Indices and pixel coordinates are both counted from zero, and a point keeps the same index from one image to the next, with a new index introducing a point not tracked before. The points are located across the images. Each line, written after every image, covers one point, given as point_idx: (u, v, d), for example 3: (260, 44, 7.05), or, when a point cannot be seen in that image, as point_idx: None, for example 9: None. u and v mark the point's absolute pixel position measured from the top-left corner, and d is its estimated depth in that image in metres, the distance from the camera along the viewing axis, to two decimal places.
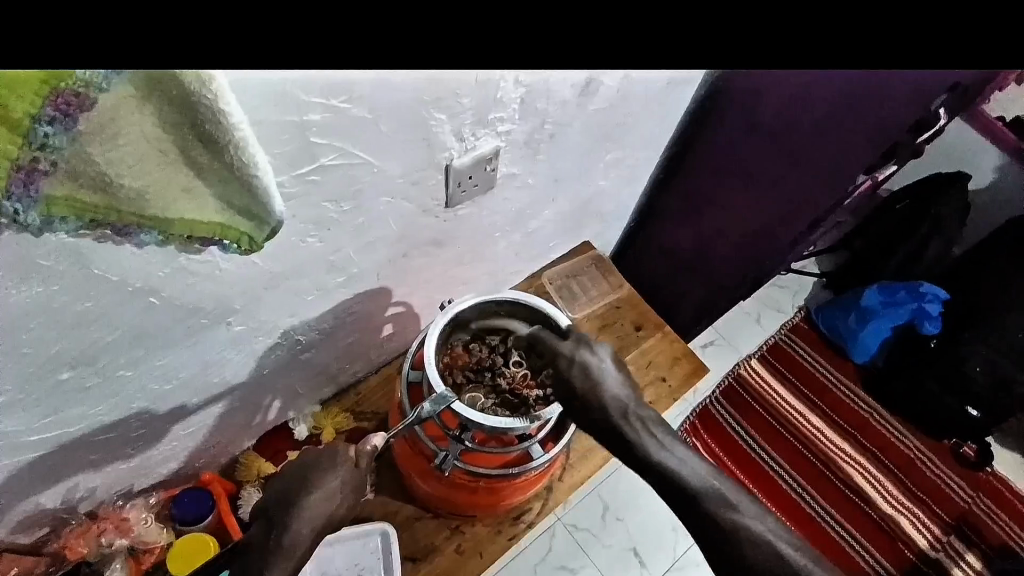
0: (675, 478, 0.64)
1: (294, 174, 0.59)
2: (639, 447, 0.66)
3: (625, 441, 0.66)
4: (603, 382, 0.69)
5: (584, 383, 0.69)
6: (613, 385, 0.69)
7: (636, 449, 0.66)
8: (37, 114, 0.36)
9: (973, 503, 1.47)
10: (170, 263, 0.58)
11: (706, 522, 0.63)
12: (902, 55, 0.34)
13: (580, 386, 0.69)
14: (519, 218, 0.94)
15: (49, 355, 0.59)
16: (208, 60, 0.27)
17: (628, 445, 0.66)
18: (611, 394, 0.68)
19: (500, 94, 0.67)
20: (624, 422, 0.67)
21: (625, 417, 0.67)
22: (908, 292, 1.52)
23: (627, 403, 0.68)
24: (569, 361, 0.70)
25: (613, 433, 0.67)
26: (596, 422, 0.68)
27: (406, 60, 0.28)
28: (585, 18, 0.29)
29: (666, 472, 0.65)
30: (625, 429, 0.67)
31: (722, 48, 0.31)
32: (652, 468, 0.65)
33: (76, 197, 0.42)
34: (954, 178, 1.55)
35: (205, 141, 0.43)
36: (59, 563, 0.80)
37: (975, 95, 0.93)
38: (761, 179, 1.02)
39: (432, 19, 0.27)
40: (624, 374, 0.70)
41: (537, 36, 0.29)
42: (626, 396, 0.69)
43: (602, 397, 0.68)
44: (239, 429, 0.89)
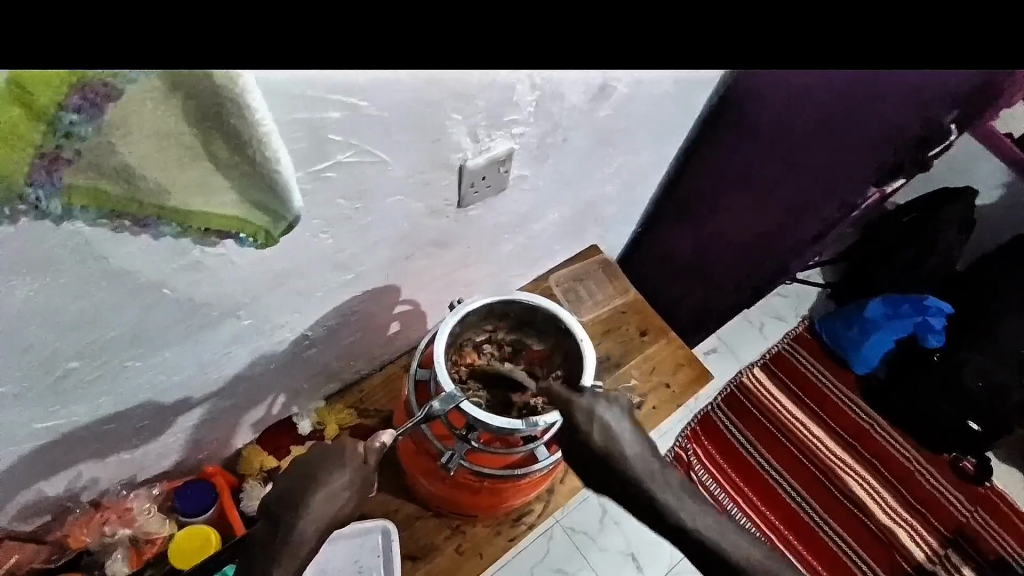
0: (696, 535, 0.67)
1: (308, 171, 0.59)
2: (659, 503, 0.67)
3: (645, 498, 0.68)
4: (621, 441, 0.69)
5: (604, 442, 0.69)
6: (629, 443, 0.70)
7: (659, 509, 0.67)
8: (63, 103, 0.36)
9: (971, 518, 1.47)
10: (183, 256, 0.58)
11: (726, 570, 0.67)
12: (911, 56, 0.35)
13: (600, 445, 0.69)
14: (527, 220, 0.94)
15: (58, 344, 0.59)
16: (245, 61, 0.28)
17: (648, 502, 0.68)
18: (628, 452, 0.69)
19: (515, 97, 0.67)
20: (648, 482, 0.68)
21: (649, 478, 0.68)
22: (912, 305, 1.51)
23: (647, 461, 0.69)
24: (586, 417, 0.70)
25: (635, 491, 0.68)
26: (618, 481, 0.69)
27: (435, 54, 0.29)
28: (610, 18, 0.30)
29: (688, 530, 0.67)
30: (649, 491, 0.67)
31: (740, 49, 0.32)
32: (672, 525, 0.67)
33: (97, 189, 0.43)
34: (959, 193, 1.55)
35: (228, 134, 0.43)
36: (62, 552, 0.80)
37: (985, 112, 0.93)
38: (768, 186, 1.03)
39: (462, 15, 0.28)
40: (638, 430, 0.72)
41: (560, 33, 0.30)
42: (644, 454, 0.70)
43: (624, 459, 0.69)
44: (242, 423, 0.90)
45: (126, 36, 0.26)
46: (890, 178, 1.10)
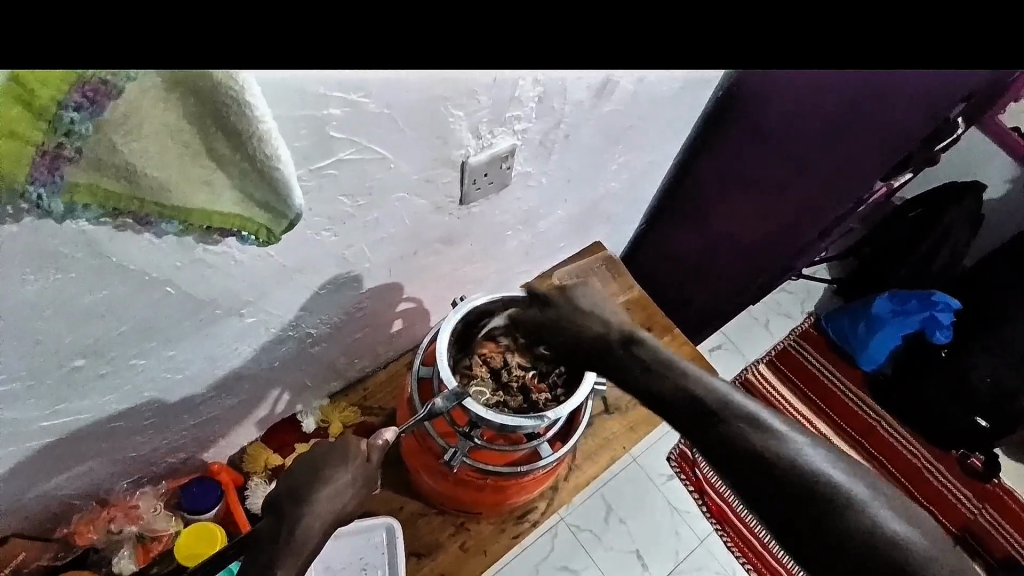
0: (666, 390, 0.65)
1: (310, 168, 0.59)
2: (631, 371, 0.68)
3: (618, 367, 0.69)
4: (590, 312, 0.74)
5: (569, 316, 0.75)
6: (598, 321, 0.73)
7: (619, 366, 0.69)
8: (63, 100, 0.35)
9: (979, 515, 1.46)
10: (186, 254, 0.59)
11: (704, 424, 0.61)
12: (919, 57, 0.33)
13: (567, 319, 0.75)
14: (530, 217, 0.94)
15: (62, 343, 0.59)
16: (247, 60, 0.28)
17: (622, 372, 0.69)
18: (596, 328, 0.73)
19: (517, 93, 0.67)
20: (610, 345, 0.71)
21: (612, 340, 0.71)
22: (919, 301, 1.49)
23: (613, 328, 0.72)
24: (552, 312, 0.76)
25: (599, 354, 0.71)
26: (585, 348, 0.72)
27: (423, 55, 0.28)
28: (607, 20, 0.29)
29: (647, 382, 0.66)
30: (611, 349, 0.70)
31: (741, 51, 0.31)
32: (648, 391, 0.66)
33: (97, 186, 0.42)
34: (970, 187, 1.52)
35: (229, 131, 0.43)
36: (69, 549, 0.80)
37: (994, 104, 0.91)
38: (773, 186, 1.02)
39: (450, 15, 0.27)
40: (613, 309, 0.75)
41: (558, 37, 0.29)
42: (614, 322, 0.73)
43: (588, 325, 0.73)
44: (246, 421, 0.90)
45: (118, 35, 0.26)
46: (898, 172, 1.08)
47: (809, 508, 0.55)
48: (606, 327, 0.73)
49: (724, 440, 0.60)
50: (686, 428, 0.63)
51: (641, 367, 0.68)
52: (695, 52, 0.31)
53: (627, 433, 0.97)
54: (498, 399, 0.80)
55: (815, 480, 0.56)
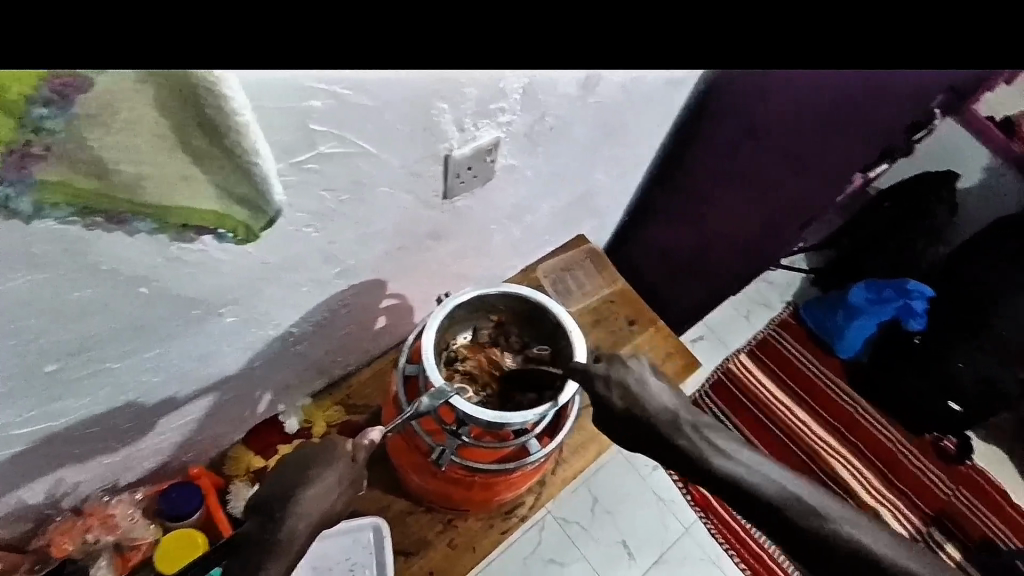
0: (758, 497, 0.62)
1: (291, 162, 0.57)
2: (700, 461, 0.64)
3: (685, 456, 0.65)
4: (651, 393, 0.68)
5: (627, 401, 0.67)
6: (658, 401, 0.67)
7: (699, 465, 0.64)
8: (32, 96, 0.34)
9: (953, 497, 1.50)
10: (161, 253, 0.56)
11: (796, 531, 0.61)
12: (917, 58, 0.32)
13: (620, 402, 0.68)
14: (516, 211, 0.93)
15: (32, 347, 0.56)
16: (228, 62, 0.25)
17: (690, 462, 0.64)
18: (658, 410, 0.67)
19: (502, 86, 0.66)
20: (679, 435, 0.65)
21: (680, 431, 0.66)
22: (894, 290, 1.53)
23: (678, 415, 0.66)
24: (604, 383, 0.68)
25: (670, 447, 0.65)
26: (656, 443, 0.66)
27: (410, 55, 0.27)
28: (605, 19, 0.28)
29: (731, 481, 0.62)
30: (681, 442, 0.65)
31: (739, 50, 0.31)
32: (725, 486, 0.63)
33: (68, 186, 0.41)
34: (943, 178, 1.56)
35: (206, 126, 0.42)
36: (44, 561, 0.77)
37: (969, 96, 0.93)
38: (753, 178, 1.03)
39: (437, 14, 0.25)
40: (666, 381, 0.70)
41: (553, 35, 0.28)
42: (675, 404, 0.68)
43: (653, 413, 0.66)
44: (228, 423, 0.88)
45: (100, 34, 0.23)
46: (876, 164, 1.10)
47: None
48: (670, 410, 0.67)
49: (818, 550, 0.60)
50: (774, 531, 0.62)
51: (709, 456, 0.64)
52: (693, 54, 0.30)
53: None
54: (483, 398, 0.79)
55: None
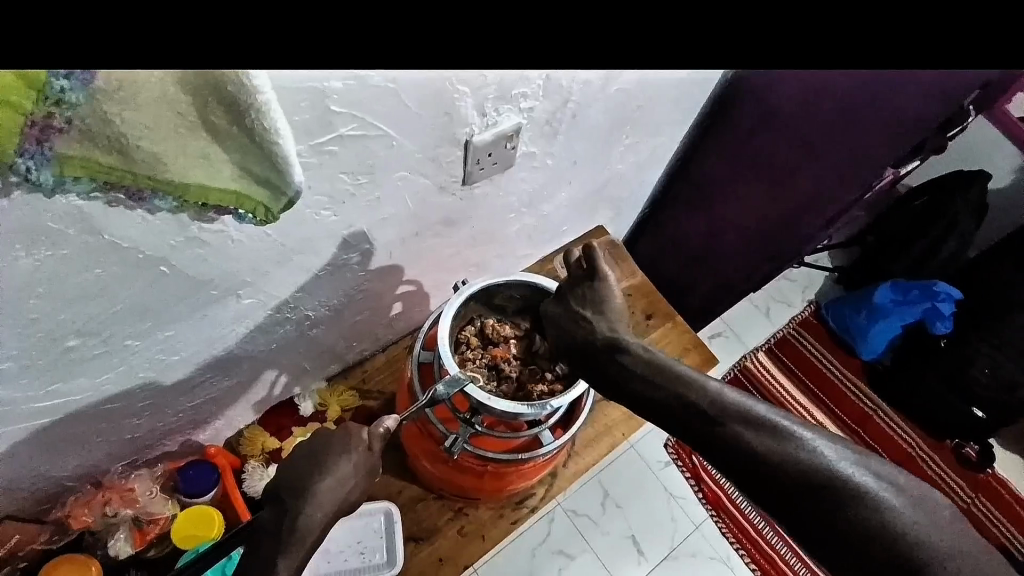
0: (687, 408, 0.60)
1: (311, 144, 0.57)
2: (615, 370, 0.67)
3: (603, 369, 0.68)
4: (583, 317, 0.72)
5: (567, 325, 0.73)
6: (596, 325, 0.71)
7: (627, 380, 0.65)
8: (54, 68, 0.33)
9: (972, 504, 1.47)
10: (181, 232, 0.57)
11: (822, 505, 0.52)
12: (936, 56, 0.32)
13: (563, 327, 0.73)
14: (534, 199, 0.92)
15: (52, 324, 0.57)
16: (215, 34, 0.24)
17: (607, 373, 0.67)
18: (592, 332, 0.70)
19: (526, 70, 0.64)
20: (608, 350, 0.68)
21: (610, 346, 0.68)
22: (921, 291, 1.48)
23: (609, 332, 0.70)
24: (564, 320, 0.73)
25: (605, 371, 0.68)
26: (597, 370, 0.68)
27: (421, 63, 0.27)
28: (627, 18, 0.28)
29: (658, 394, 0.62)
30: (612, 360, 0.67)
31: (760, 47, 0.30)
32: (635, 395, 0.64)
33: (88, 159, 0.41)
34: (974, 176, 1.50)
35: (227, 103, 0.41)
36: (63, 533, 0.79)
37: (1009, 90, 0.89)
38: (779, 171, 1.00)
39: (456, 20, 0.26)
40: (609, 308, 0.72)
41: (576, 34, 0.28)
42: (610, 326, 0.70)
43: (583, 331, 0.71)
44: (243, 403, 0.88)
45: (101, 35, 0.23)
46: (907, 160, 1.06)
47: (837, 518, 0.51)
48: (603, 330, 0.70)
49: (751, 471, 0.55)
50: (708, 453, 0.58)
51: (628, 367, 0.66)
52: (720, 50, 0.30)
53: (627, 420, 0.96)
54: (494, 387, 0.78)
55: (851, 491, 0.52)
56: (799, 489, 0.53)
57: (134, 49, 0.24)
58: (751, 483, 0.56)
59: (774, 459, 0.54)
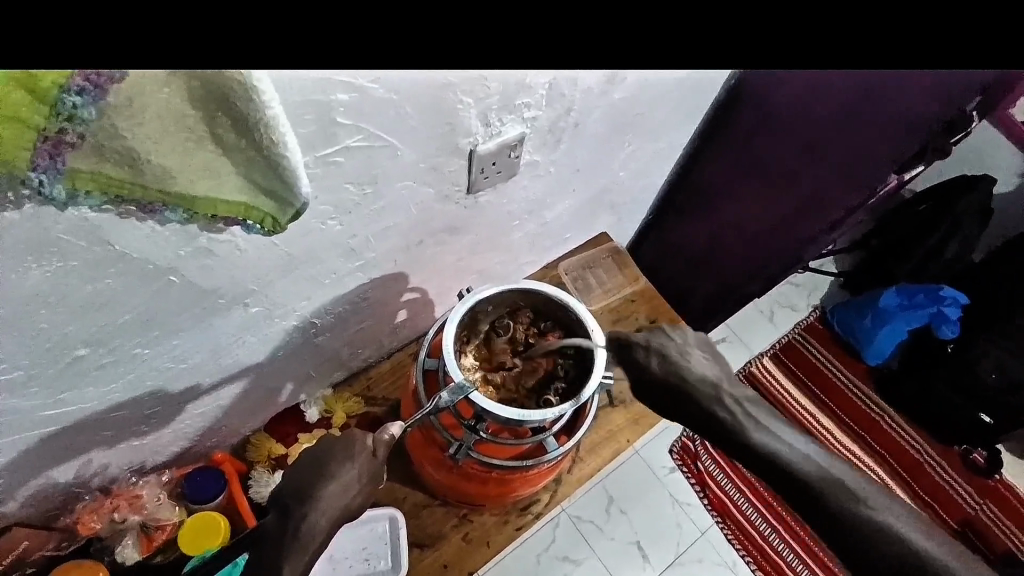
0: (781, 461, 0.69)
1: (316, 156, 0.58)
2: (720, 419, 0.72)
3: (710, 415, 0.72)
4: (694, 364, 0.74)
5: (668, 370, 0.74)
6: (700, 370, 0.74)
7: (727, 425, 0.71)
8: (66, 84, 0.34)
9: (980, 511, 1.46)
10: (190, 243, 0.57)
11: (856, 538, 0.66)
12: None
13: (659, 370, 0.75)
14: (538, 207, 0.92)
15: (63, 333, 0.58)
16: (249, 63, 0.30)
17: (712, 418, 0.72)
18: (699, 378, 0.74)
19: (528, 80, 0.65)
20: (715, 399, 0.73)
21: (723, 400, 0.72)
22: (926, 296, 1.47)
23: (719, 383, 0.74)
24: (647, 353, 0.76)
25: (712, 418, 0.72)
26: (690, 409, 0.73)
27: None
28: None
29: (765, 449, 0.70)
30: (725, 413, 0.72)
31: None
32: (744, 444, 0.71)
33: (99, 172, 0.41)
34: (979, 181, 1.50)
35: (234, 117, 0.42)
36: (71, 539, 0.80)
37: (1012, 96, 0.89)
38: (782, 177, 1.00)
39: None
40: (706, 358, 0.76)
41: None
42: (715, 377, 0.74)
43: (693, 380, 0.73)
44: (250, 410, 0.89)
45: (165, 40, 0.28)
46: (911, 165, 1.06)
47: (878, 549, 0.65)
48: (704, 376, 0.74)
49: (828, 513, 0.67)
50: (792, 496, 0.69)
51: (739, 421, 0.71)
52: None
53: (630, 426, 0.96)
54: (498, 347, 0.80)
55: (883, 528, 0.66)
56: (864, 537, 0.65)
57: (202, 52, 0.29)
58: (824, 521, 0.68)
59: (844, 511, 0.66)
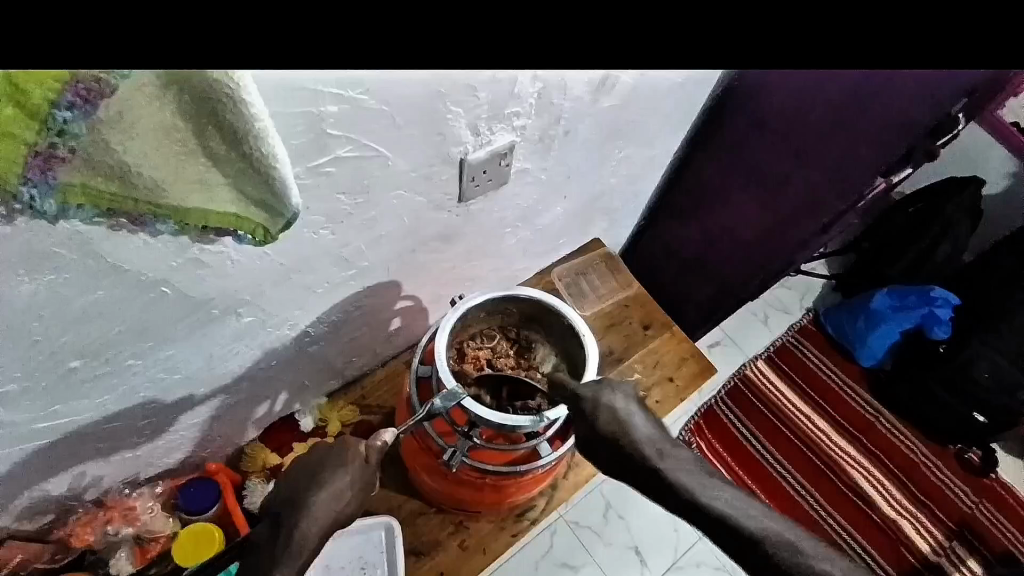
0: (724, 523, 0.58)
1: (307, 166, 0.59)
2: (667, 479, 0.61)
3: (658, 478, 0.61)
4: (635, 419, 0.66)
5: (611, 423, 0.65)
6: (642, 428, 0.65)
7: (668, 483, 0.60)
8: (57, 99, 0.35)
9: (977, 510, 1.46)
10: (182, 254, 0.58)
11: None
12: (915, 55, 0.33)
13: (606, 426, 0.66)
14: (529, 214, 0.93)
15: (55, 346, 0.58)
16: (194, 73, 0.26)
17: (657, 480, 0.61)
18: (641, 434, 0.64)
19: (517, 88, 0.66)
20: (661, 461, 0.62)
21: (665, 461, 0.62)
22: (918, 297, 1.48)
23: (658, 442, 0.64)
24: (591, 403, 0.68)
25: (658, 484, 0.61)
26: (632, 470, 0.63)
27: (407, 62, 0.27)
28: (607, 17, 0.28)
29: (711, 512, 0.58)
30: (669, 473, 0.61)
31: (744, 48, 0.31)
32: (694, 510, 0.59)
33: (90, 185, 0.42)
34: (969, 183, 1.52)
35: (224, 129, 0.42)
36: (65, 551, 0.80)
37: (996, 98, 0.91)
38: (772, 182, 1.01)
39: (423, 20, 0.26)
40: (655, 418, 0.67)
41: (557, 35, 0.28)
42: (660, 439, 0.64)
43: (633, 436, 0.64)
44: (244, 420, 0.89)
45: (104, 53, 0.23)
46: (899, 167, 1.08)
47: None
48: (649, 431, 0.65)
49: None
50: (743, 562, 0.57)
51: (690, 485, 0.60)
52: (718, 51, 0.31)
53: None
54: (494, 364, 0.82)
55: None
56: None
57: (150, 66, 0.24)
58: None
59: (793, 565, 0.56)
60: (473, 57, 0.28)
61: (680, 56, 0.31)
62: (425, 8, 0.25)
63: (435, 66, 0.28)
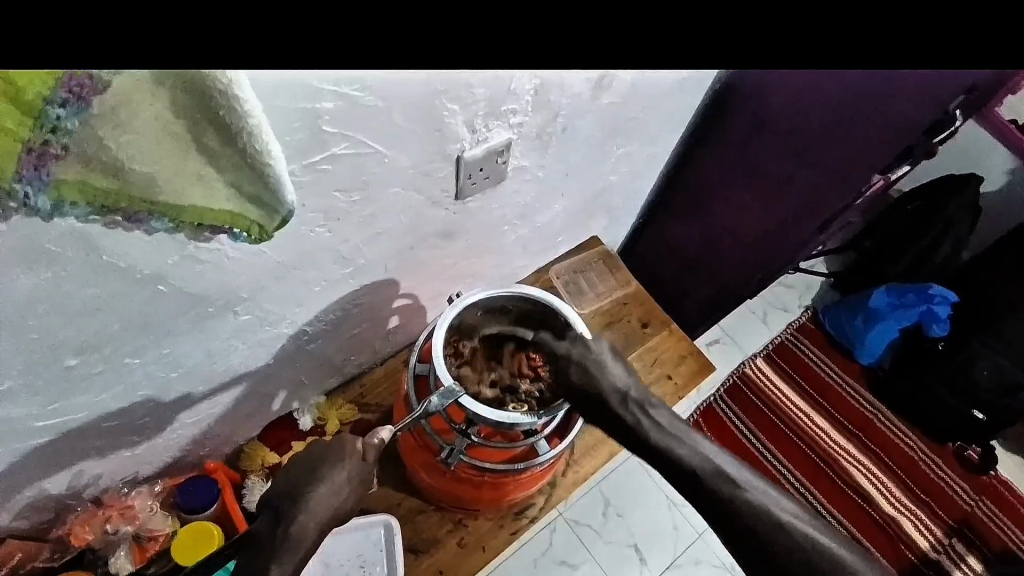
0: (680, 462, 0.64)
1: (304, 163, 0.59)
2: (632, 426, 0.67)
3: (625, 428, 0.67)
4: (607, 369, 0.69)
5: (584, 379, 0.69)
6: (613, 377, 0.69)
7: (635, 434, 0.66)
8: (49, 96, 0.35)
9: (976, 507, 1.46)
10: (179, 251, 0.58)
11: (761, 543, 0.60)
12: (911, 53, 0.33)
13: (578, 379, 0.69)
14: (527, 212, 0.93)
15: (52, 343, 0.58)
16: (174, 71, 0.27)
17: (625, 430, 0.67)
18: (611, 386, 0.68)
19: (514, 86, 0.66)
20: (624, 409, 0.67)
21: (625, 404, 0.67)
22: (917, 294, 1.49)
23: (626, 391, 0.68)
24: (566, 359, 0.70)
25: (619, 423, 0.67)
26: (602, 418, 0.68)
27: (392, 60, 0.27)
28: (597, 17, 0.28)
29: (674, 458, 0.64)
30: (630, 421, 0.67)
31: (736, 48, 0.31)
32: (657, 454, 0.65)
33: (84, 182, 0.42)
34: (967, 180, 1.52)
35: (218, 126, 0.42)
36: (64, 550, 0.80)
37: (994, 94, 0.91)
38: (769, 179, 1.01)
39: (410, 18, 0.25)
40: (623, 364, 0.71)
41: (547, 36, 0.28)
42: (625, 382, 0.69)
43: (601, 387, 0.68)
44: (243, 418, 0.89)
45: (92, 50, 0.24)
46: (897, 164, 1.08)
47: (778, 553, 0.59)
48: (619, 384, 0.69)
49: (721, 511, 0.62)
50: (697, 502, 0.63)
51: (651, 431, 0.66)
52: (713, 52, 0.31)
53: None
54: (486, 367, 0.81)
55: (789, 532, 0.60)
56: (774, 553, 0.59)
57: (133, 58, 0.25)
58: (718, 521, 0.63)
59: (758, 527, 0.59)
60: (462, 58, 0.28)
61: (672, 57, 0.30)
62: (412, 6, 0.25)
63: (423, 65, 0.28)
